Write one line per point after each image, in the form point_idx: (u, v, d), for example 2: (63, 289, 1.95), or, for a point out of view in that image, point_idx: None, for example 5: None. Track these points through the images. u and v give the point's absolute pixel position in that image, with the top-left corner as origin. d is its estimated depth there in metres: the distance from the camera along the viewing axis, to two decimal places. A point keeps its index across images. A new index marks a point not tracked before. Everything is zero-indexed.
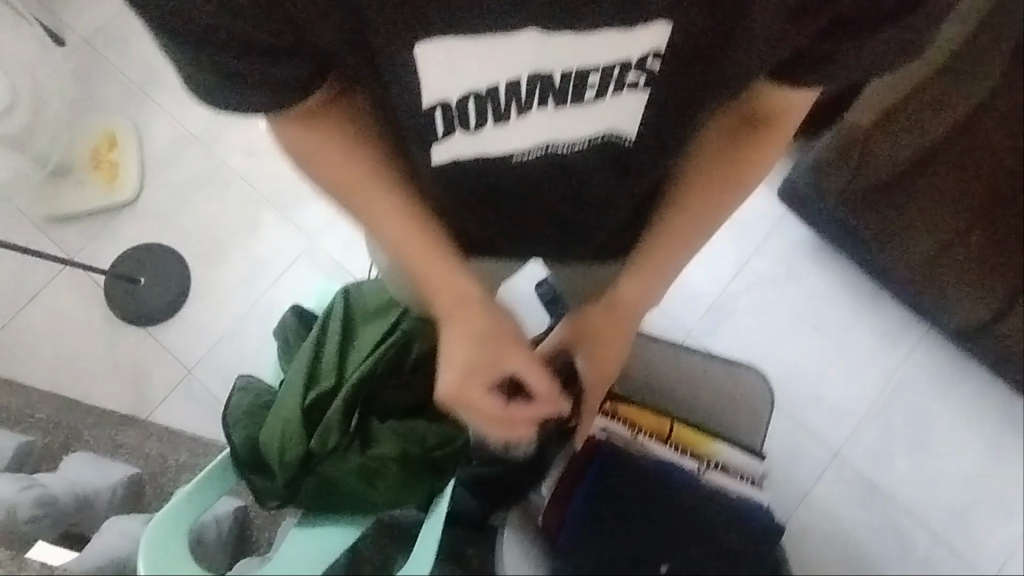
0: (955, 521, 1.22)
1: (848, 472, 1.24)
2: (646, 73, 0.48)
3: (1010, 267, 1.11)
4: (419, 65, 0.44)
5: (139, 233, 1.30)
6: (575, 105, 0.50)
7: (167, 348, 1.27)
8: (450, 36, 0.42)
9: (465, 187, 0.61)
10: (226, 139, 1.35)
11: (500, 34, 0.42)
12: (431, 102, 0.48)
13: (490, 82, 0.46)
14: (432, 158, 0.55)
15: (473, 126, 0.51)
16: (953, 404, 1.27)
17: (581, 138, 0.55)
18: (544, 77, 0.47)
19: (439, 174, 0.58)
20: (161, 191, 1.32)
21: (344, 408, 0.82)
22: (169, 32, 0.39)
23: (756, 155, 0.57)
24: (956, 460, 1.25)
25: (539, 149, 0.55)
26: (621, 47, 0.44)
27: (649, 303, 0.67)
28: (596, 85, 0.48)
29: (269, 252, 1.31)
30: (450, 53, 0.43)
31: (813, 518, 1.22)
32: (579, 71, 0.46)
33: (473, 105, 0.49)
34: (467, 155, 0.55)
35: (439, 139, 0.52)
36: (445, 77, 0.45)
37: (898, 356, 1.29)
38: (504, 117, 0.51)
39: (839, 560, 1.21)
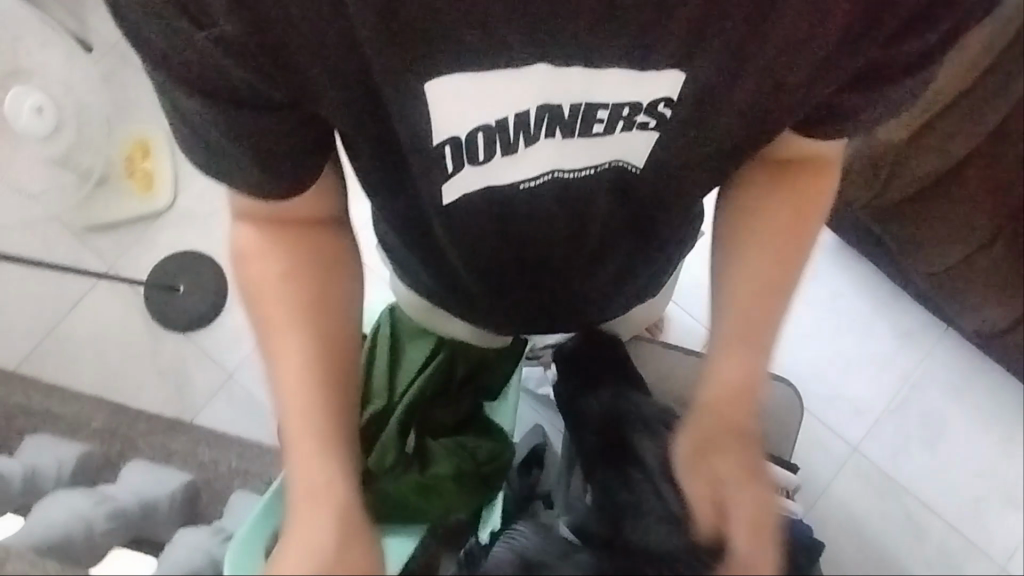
0: (968, 511, 1.28)
1: (867, 465, 1.30)
2: (655, 117, 0.52)
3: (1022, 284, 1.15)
4: (432, 99, 0.47)
5: (174, 239, 1.32)
6: (582, 137, 0.53)
7: (208, 351, 1.30)
8: (465, 73, 0.45)
9: (481, 231, 0.63)
10: None
11: (503, 69, 0.45)
12: (441, 137, 0.50)
13: (501, 114, 0.49)
14: (442, 199, 0.57)
15: (481, 159, 0.53)
16: (969, 400, 1.32)
17: (590, 166, 0.57)
18: (553, 109, 0.49)
19: (451, 217, 0.61)
20: (196, 197, 1.34)
21: (400, 427, 0.84)
22: (217, 96, 0.44)
23: (791, 202, 0.61)
24: (971, 454, 1.30)
25: (545, 176, 0.56)
26: (632, 89, 0.48)
27: (754, 381, 0.58)
28: (604, 122, 0.52)
29: None
30: (459, 86, 0.46)
31: (834, 511, 1.28)
32: (588, 105, 0.49)
33: (482, 137, 0.51)
34: (477, 187, 0.57)
35: (448, 176, 0.54)
36: (457, 109, 0.48)
37: (916, 354, 1.34)
38: (511, 147, 0.52)
39: (859, 550, 1.26)
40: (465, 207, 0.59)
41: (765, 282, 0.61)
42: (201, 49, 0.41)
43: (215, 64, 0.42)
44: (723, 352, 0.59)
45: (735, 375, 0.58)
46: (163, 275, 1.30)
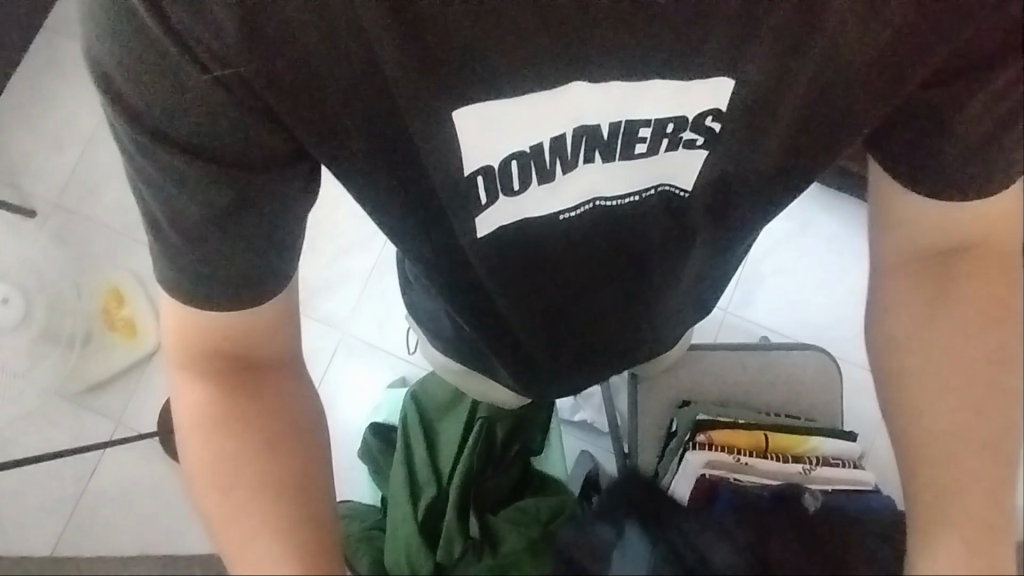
0: None
1: None
2: (704, 133, 0.48)
3: None
4: (462, 129, 0.44)
5: None
6: (626, 159, 0.49)
7: None
8: (494, 101, 0.42)
9: (515, 286, 0.60)
10: None
11: (543, 88, 0.42)
12: (473, 166, 0.46)
13: (535, 139, 0.45)
14: (477, 233, 0.52)
15: (518, 189, 0.49)
16: None
17: (635, 193, 0.53)
18: (592, 132, 0.46)
19: (491, 271, 0.57)
20: None
21: (458, 513, 0.83)
22: (216, 152, 0.40)
23: (983, 277, 0.49)
24: None
25: (585, 207, 0.53)
26: (675, 101, 0.45)
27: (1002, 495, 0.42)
28: (647, 141, 0.48)
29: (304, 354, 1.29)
30: (493, 111, 0.43)
31: None
32: (628, 124, 0.46)
33: (517, 165, 0.47)
34: (513, 219, 0.52)
35: (481, 209, 0.50)
36: (486, 138, 0.44)
37: None
38: (549, 174, 0.48)
39: None
40: (502, 240, 0.54)
41: (970, 361, 0.47)
42: (201, 87, 0.38)
43: (219, 107, 0.39)
44: (946, 454, 0.44)
45: (967, 452, 0.44)
46: None
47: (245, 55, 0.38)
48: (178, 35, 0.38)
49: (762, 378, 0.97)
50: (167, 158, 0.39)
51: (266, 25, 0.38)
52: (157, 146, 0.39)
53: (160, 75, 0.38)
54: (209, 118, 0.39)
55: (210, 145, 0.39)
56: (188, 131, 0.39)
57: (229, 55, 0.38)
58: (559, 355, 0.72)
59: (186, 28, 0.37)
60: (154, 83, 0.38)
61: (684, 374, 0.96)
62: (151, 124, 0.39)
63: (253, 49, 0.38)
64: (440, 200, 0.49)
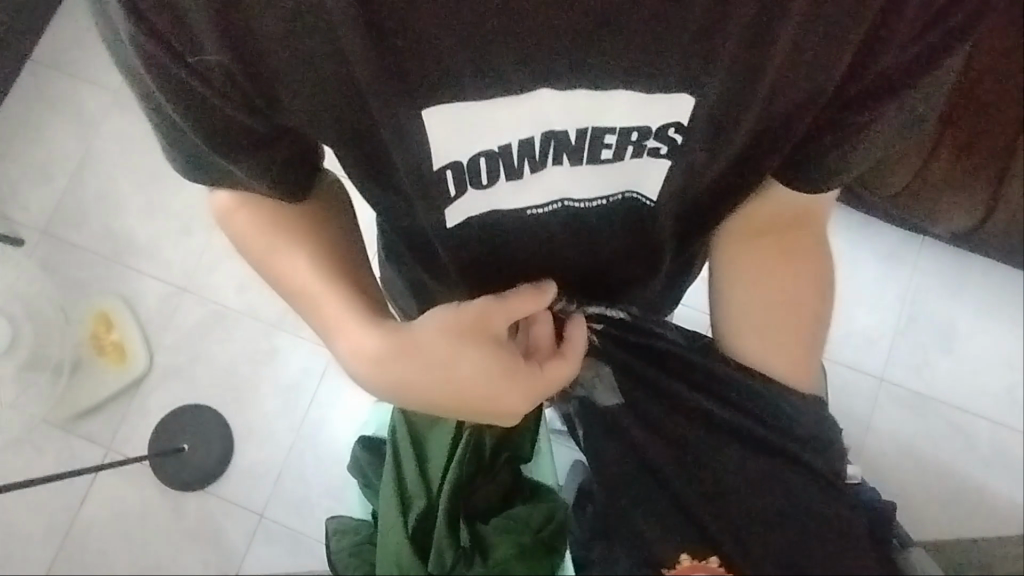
0: (1001, 400, 1.30)
1: (900, 389, 1.30)
2: (667, 143, 0.48)
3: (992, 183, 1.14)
4: (431, 128, 0.44)
5: (164, 400, 1.30)
6: (591, 163, 0.49)
7: (232, 499, 1.27)
8: (456, 104, 0.42)
9: (490, 275, 0.62)
10: (212, 281, 1.33)
11: (508, 92, 0.42)
12: (442, 162, 0.47)
13: (503, 140, 0.45)
14: (448, 222, 0.54)
15: (486, 182, 0.50)
16: (967, 296, 1.34)
17: (601, 196, 0.54)
18: (559, 136, 0.46)
19: (462, 259, 0.60)
20: (172, 352, 1.32)
21: (449, 524, 0.82)
22: (211, 126, 0.42)
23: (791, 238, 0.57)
24: (985, 345, 1.32)
25: (553, 205, 0.54)
26: (639, 114, 0.44)
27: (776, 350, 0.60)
28: (613, 146, 0.48)
29: (296, 371, 1.31)
30: (462, 112, 0.43)
31: (885, 446, 1.27)
32: (594, 130, 0.46)
33: (485, 164, 0.48)
34: (480, 212, 0.54)
35: (451, 201, 0.51)
36: (455, 135, 0.45)
37: (907, 269, 1.35)
38: (517, 172, 0.49)
39: (919, 473, 1.26)
40: (473, 228, 0.55)
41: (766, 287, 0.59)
42: (184, 76, 0.39)
43: (204, 95, 0.40)
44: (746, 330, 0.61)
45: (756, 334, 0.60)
46: (163, 441, 1.27)
47: (229, 54, 0.39)
48: (164, 41, 0.37)
49: None
50: (193, 140, 0.43)
51: (241, 24, 0.38)
52: (183, 130, 0.42)
53: (162, 79, 0.39)
54: (215, 113, 0.41)
55: (224, 132, 0.42)
56: (202, 122, 0.42)
57: (204, 43, 0.38)
58: None
59: (172, 37, 0.37)
60: (163, 89, 0.40)
61: None
62: (172, 116, 0.42)
63: (233, 48, 0.38)
64: (409, 189, 0.50)
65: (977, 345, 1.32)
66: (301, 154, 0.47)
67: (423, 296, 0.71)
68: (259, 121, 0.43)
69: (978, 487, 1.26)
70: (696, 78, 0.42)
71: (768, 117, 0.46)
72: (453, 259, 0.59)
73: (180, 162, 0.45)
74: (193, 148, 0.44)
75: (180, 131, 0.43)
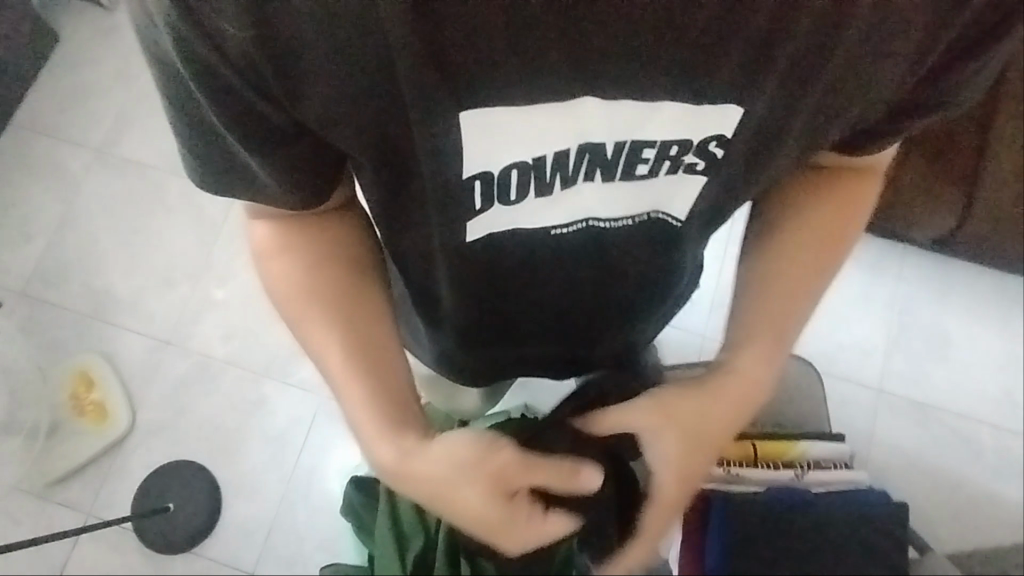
0: (1002, 404, 1.29)
1: (897, 400, 1.28)
2: (707, 157, 0.46)
3: (970, 192, 1.18)
4: (467, 140, 0.41)
5: (150, 457, 1.25)
6: (626, 180, 0.47)
7: (222, 558, 1.21)
8: (499, 110, 0.39)
9: (499, 298, 0.60)
10: (198, 331, 1.31)
11: (555, 100, 0.39)
12: (473, 170, 0.43)
13: (537, 152, 0.43)
14: (468, 236, 0.50)
15: (514, 198, 0.47)
16: (957, 303, 1.35)
17: (627, 217, 0.51)
18: (595, 150, 0.44)
19: (473, 277, 0.56)
20: (158, 406, 1.28)
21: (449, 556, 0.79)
22: (235, 119, 0.38)
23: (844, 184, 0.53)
24: (978, 349, 1.32)
25: (578, 225, 0.51)
26: (682, 125, 0.42)
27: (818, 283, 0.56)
28: (649, 163, 0.46)
29: (286, 419, 1.27)
30: (503, 118, 0.40)
31: (888, 457, 1.25)
32: (632, 143, 0.44)
33: (516, 177, 0.45)
34: (504, 228, 0.50)
35: (476, 215, 0.48)
36: (492, 145, 0.42)
37: (891, 276, 1.35)
38: (547, 188, 0.47)
39: (927, 485, 1.24)
40: (493, 247, 0.52)
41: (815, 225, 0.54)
42: (209, 63, 0.35)
43: (228, 83, 0.36)
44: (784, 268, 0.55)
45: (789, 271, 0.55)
46: (151, 498, 1.22)
47: (254, 42, 0.34)
48: (189, 11, 0.33)
49: None
50: (206, 115, 0.39)
51: (277, 21, 0.34)
52: (198, 101, 0.38)
53: (186, 60, 0.35)
54: (231, 92, 0.37)
55: (240, 114, 0.38)
56: (219, 99, 0.37)
57: (228, 27, 0.34)
58: (550, 353, 0.73)
59: (196, 9, 0.33)
60: (182, 60, 0.35)
61: None
62: (179, 80, 0.37)
63: (260, 37, 0.34)
64: (429, 211, 0.47)
65: (975, 351, 1.32)
66: (317, 153, 0.42)
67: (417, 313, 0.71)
68: (274, 111, 0.38)
69: (987, 493, 1.24)
70: (745, 91, 0.41)
71: (822, 113, 0.44)
72: (463, 285, 0.57)
73: (196, 148, 0.42)
74: (206, 121, 0.40)
75: (202, 115, 0.39)
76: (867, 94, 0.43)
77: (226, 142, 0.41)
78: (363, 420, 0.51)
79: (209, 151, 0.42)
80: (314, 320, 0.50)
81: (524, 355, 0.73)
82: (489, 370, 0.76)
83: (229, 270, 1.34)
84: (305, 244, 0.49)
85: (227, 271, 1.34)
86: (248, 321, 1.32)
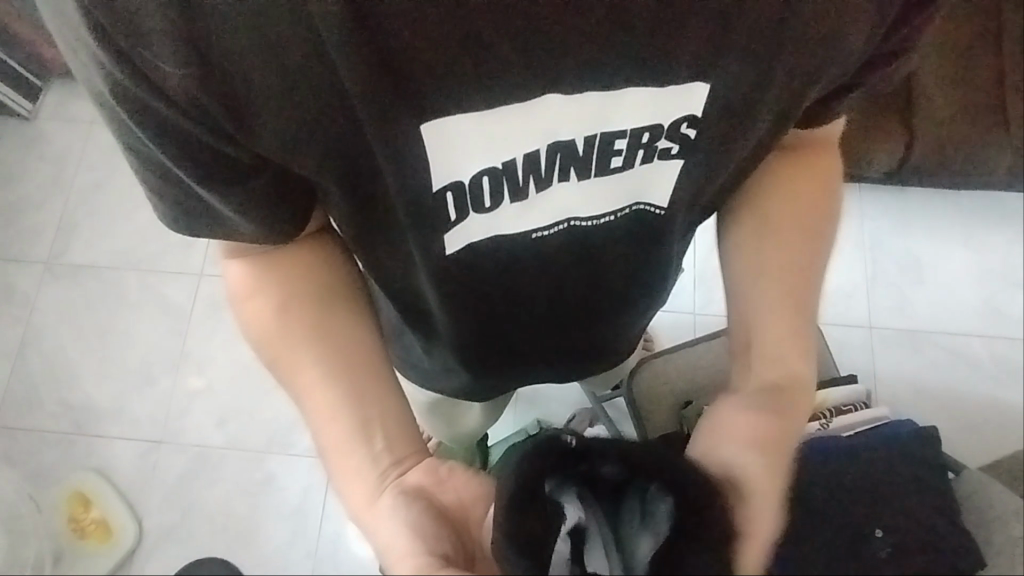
0: (986, 314, 1.33)
1: (890, 332, 1.31)
2: (679, 141, 0.46)
3: (907, 123, 1.23)
4: (434, 152, 0.41)
5: (165, 566, 1.19)
6: (602, 176, 0.47)
7: None
8: (462, 119, 0.40)
9: (494, 315, 0.60)
10: (190, 423, 1.26)
11: (515, 102, 0.40)
12: (443, 183, 0.43)
13: (507, 156, 0.43)
14: (448, 253, 0.50)
15: (489, 206, 0.47)
16: (921, 228, 1.39)
17: (609, 212, 0.51)
18: (565, 147, 0.44)
19: (463, 297, 0.56)
20: (163, 511, 1.23)
21: None
22: (197, 163, 0.39)
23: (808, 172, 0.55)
24: (951, 266, 1.36)
25: (559, 227, 0.51)
26: (648, 111, 0.43)
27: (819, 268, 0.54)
28: (623, 154, 0.46)
29: (299, 492, 1.23)
30: (465, 126, 0.40)
31: (895, 390, 1.27)
32: (602, 135, 0.44)
33: (487, 183, 0.45)
34: (483, 239, 0.50)
35: (451, 230, 0.48)
36: (460, 154, 0.42)
37: (856, 216, 1.39)
38: (521, 192, 0.46)
39: (938, 407, 1.26)
40: (475, 257, 0.51)
41: (796, 209, 0.54)
42: (163, 113, 0.36)
43: (184, 128, 0.37)
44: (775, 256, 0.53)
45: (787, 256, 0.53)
46: None
47: (194, 78, 0.35)
48: (128, 62, 0.34)
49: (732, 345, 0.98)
50: (166, 165, 0.40)
51: (220, 61, 0.35)
52: (155, 153, 0.39)
53: (143, 116, 0.37)
54: (183, 136, 0.38)
55: (194, 156, 0.39)
56: (174, 146, 0.38)
57: (175, 75, 0.35)
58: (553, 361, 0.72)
59: (133, 57, 0.34)
60: (130, 112, 0.37)
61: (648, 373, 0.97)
62: (137, 135, 0.38)
63: (198, 72, 0.35)
64: (404, 227, 0.47)
65: (947, 270, 1.36)
66: (283, 183, 0.42)
67: (420, 343, 0.70)
68: (231, 150, 0.39)
69: (995, 403, 1.27)
70: (707, 66, 0.41)
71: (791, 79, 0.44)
72: (457, 306, 0.57)
73: (169, 203, 0.43)
74: (169, 172, 0.40)
75: (167, 166, 0.40)
76: (829, 54, 0.44)
77: (193, 189, 0.41)
78: (329, 439, 0.47)
79: (181, 201, 0.42)
80: (291, 341, 0.48)
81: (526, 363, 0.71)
82: (493, 384, 0.75)
83: (208, 354, 1.30)
84: (286, 268, 0.49)
85: (206, 355, 1.30)
86: (240, 403, 1.27)
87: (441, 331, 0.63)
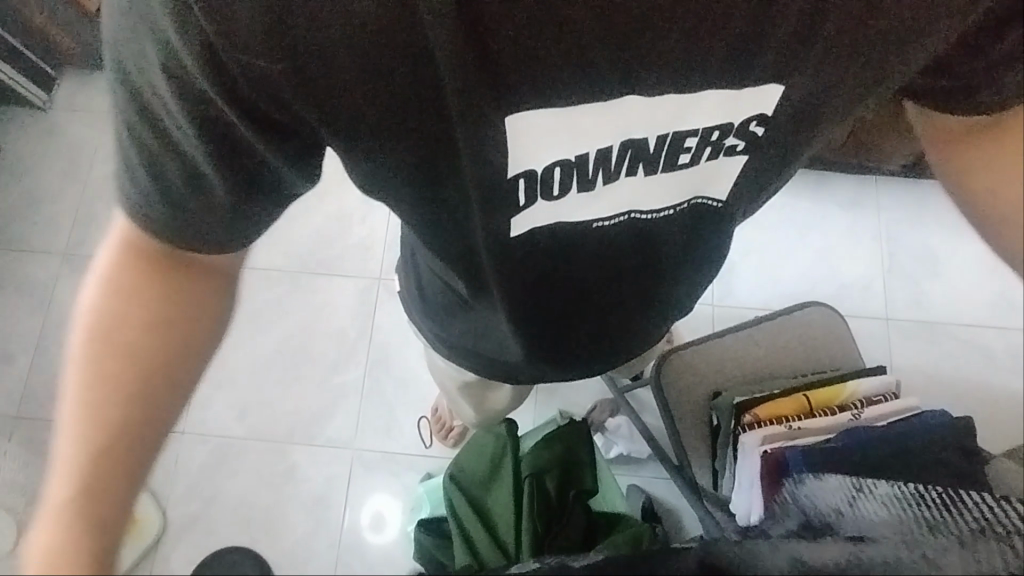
0: (1000, 306, 1.34)
1: (905, 324, 1.32)
2: (746, 139, 0.45)
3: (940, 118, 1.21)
4: (513, 142, 0.41)
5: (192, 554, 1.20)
6: (667, 171, 0.46)
7: None
8: (546, 111, 0.39)
9: (543, 309, 0.58)
10: (210, 413, 1.26)
11: (594, 100, 0.39)
12: (517, 172, 0.43)
13: (581, 149, 0.42)
14: (513, 236, 0.48)
15: (557, 195, 0.46)
16: (937, 221, 1.39)
17: (668, 206, 0.49)
18: (638, 143, 0.43)
19: (515, 289, 0.55)
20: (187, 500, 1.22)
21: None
22: (229, 158, 0.38)
23: None
24: (967, 259, 1.37)
25: (620, 217, 0.49)
26: (723, 111, 0.42)
27: None
28: (691, 151, 0.45)
29: (322, 482, 1.23)
30: (544, 119, 0.40)
31: (910, 380, 1.28)
32: (675, 134, 0.43)
33: (559, 174, 0.44)
34: (546, 226, 0.48)
35: (520, 216, 0.46)
36: (538, 146, 0.41)
37: (873, 210, 1.39)
38: (591, 183, 0.45)
39: (953, 397, 1.28)
40: (536, 246, 0.50)
41: None
42: (219, 106, 0.36)
43: (232, 123, 0.37)
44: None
45: None
46: None
47: (277, 70, 0.36)
48: (201, 39, 0.34)
49: (759, 337, 0.97)
50: (178, 139, 0.37)
51: (301, 49, 0.36)
52: (185, 145, 0.37)
53: (190, 107, 0.36)
54: (227, 129, 0.37)
55: (229, 152, 0.38)
56: (220, 143, 0.37)
57: (254, 60, 0.36)
58: (587, 365, 0.70)
59: (211, 36, 0.34)
60: (183, 105, 0.36)
61: (686, 366, 0.95)
62: (170, 124, 0.37)
63: (284, 65, 0.36)
64: (473, 218, 0.46)
65: (962, 263, 1.37)
66: (275, 177, 0.41)
67: (458, 333, 0.69)
68: (264, 142, 0.38)
69: (1009, 392, 1.29)
70: (788, 66, 0.40)
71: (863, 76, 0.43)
72: (509, 300, 0.56)
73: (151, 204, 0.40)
74: (195, 165, 0.38)
75: (192, 158, 0.38)
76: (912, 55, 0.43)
77: (202, 173, 0.38)
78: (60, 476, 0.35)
79: (179, 196, 0.39)
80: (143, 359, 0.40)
81: (556, 368, 0.69)
82: (531, 380, 0.73)
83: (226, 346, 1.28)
84: (189, 285, 0.43)
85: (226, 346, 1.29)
86: (260, 394, 1.27)
87: (490, 317, 0.63)
